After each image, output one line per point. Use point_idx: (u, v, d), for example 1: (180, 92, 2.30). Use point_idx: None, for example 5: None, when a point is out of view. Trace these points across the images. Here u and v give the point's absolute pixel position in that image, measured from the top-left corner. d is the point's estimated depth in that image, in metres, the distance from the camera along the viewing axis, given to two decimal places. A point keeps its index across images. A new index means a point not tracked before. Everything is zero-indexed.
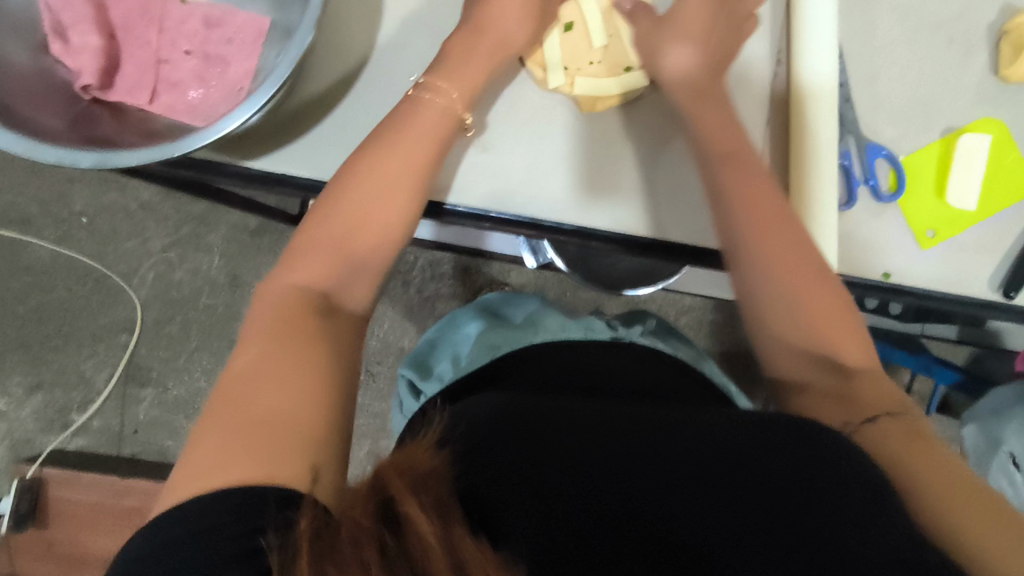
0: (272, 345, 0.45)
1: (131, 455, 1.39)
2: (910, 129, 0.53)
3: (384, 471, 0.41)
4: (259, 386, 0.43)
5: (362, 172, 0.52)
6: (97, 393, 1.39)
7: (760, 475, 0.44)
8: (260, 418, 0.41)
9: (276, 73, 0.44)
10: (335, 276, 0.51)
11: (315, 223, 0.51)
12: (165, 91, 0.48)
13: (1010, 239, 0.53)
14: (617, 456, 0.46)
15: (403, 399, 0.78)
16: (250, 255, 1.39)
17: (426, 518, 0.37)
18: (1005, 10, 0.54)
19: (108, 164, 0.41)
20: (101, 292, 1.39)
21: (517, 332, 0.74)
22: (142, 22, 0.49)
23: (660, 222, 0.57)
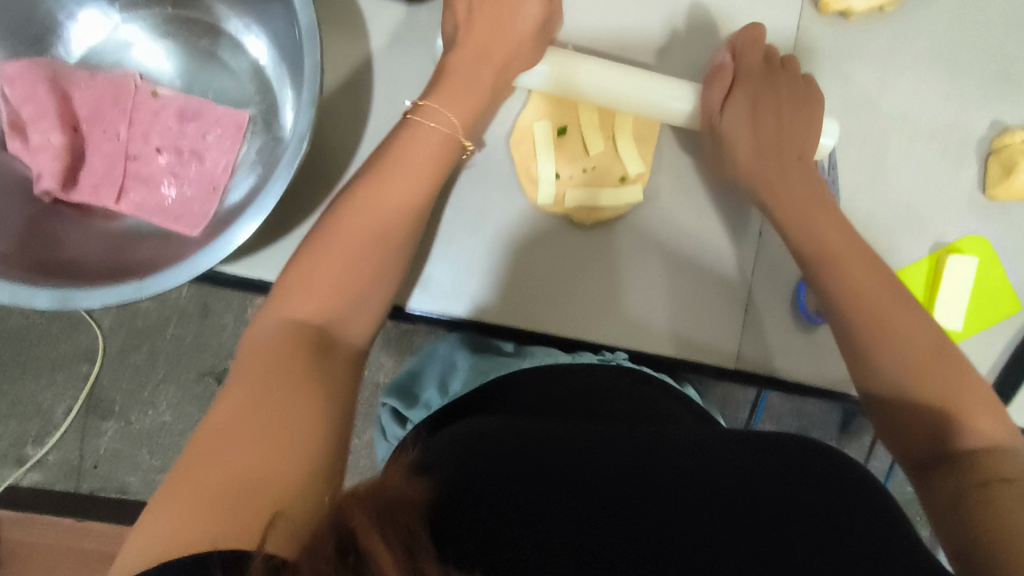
0: (250, 404, 0.43)
1: (91, 490, 1.33)
2: (901, 245, 0.60)
3: (351, 502, 0.37)
4: (244, 439, 0.41)
5: (382, 181, 0.55)
6: (55, 425, 1.33)
7: (735, 565, 0.43)
8: (231, 480, 0.39)
9: (260, 204, 0.45)
10: (332, 308, 0.51)
11: (301, 276, 0.52)
12: (134, 187, 0.52)
13: (992, 353, 0.59)
14: (605, 505, 0.46)
15: (388, 427, 0.74)
16: (220, 284, 1.34)
17: (393, 558, 0.34)
18: (995, 125, 0.62)
19: (70, 303, 0.42)
20: (61, 319, 1.33)
21: (504, 361, 0.69)
22: (111, 113, 0.53)
23: (639, 333, 0.63)
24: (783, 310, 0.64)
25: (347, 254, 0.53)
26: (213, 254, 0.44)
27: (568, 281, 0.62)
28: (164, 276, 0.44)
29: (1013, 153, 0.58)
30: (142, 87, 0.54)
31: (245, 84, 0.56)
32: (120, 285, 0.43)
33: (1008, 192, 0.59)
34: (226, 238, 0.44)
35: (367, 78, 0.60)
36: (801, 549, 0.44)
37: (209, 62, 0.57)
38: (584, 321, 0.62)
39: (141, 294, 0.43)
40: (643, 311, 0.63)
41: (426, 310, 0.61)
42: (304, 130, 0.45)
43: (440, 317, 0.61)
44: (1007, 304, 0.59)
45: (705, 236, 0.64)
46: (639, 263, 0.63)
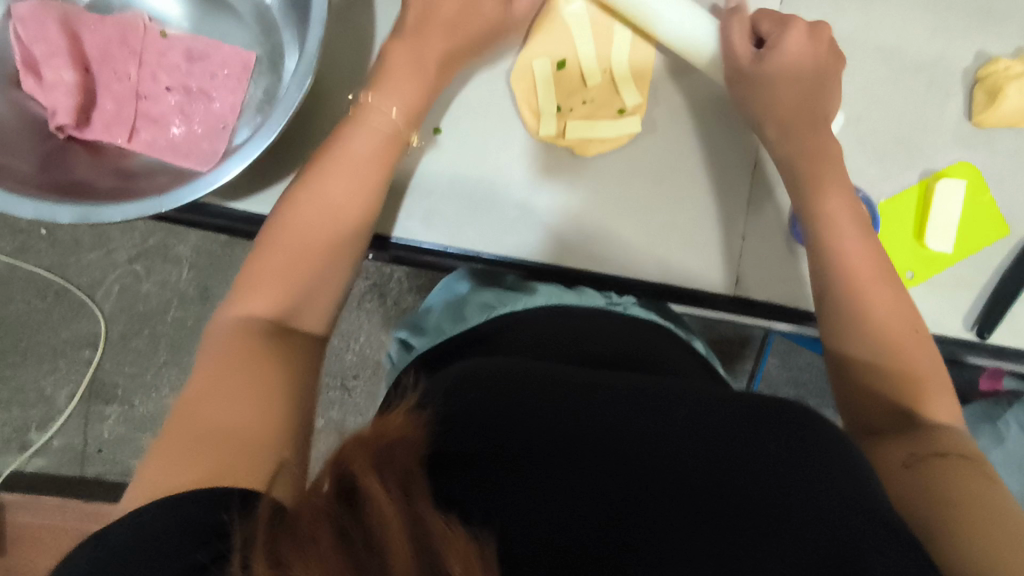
0: (218, 372, 0.47)
1: (96, 475, 1.34)
2: (890, 175, 0.62)
3: (350, 451, 0.40)
4: (215, 404, 0.45)
5: (352, 129, 0.58)
6: (59, 410, 1.33)
7: (718, 483, 0.45)
8: (199, 436, 0.43)
9: (268, 128, 0.47)
10: (326, 240, 0.56)
11: (269, 237, 0.54)
12: (146, 126, 0.55)
13: (981, 279, 0.61)
14: (589, 437, 0.47)
15: (393, 356, 0.73)
16: (219, 266, 1.35)
17: (387, 497, 0.37)
18: (980, 56, 0.63)
19: (92, 217, 0.46)
20: (62, 305, 1.34)
21: (513, 293, 0.66)
22: (120, 54, 0.55)
23: (640, 264, 0.65)
24: (778, 244, 0.66)
25: (296, 250, 0.54)
26: (219, 174, 0.47)
27: (566, 214, 0.64)
28: (179, 193, 0.47)
29: (998, 80, 0.60)
30: (151, 28, 0.56)
31: (250, 27, 0.58)
32: (132, 202, 0.46)
33: (995, 118, 0.61)
34: (237, 159, 0.47)
35: (367, 29, 0.61)
36: (786, 468, 0.45)
37: (213, 9, 0.59)
38: (586, 254, 0.64)
39: (161, 211, 0.47)
40: (640, 240, 0.65)
41: (430, 243, 0.63)
42: (313, 52, 0.48)
43: (448, 250, 0.63)
44: (997, 229, 0.61)
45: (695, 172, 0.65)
46: (636, 198, 0.65)
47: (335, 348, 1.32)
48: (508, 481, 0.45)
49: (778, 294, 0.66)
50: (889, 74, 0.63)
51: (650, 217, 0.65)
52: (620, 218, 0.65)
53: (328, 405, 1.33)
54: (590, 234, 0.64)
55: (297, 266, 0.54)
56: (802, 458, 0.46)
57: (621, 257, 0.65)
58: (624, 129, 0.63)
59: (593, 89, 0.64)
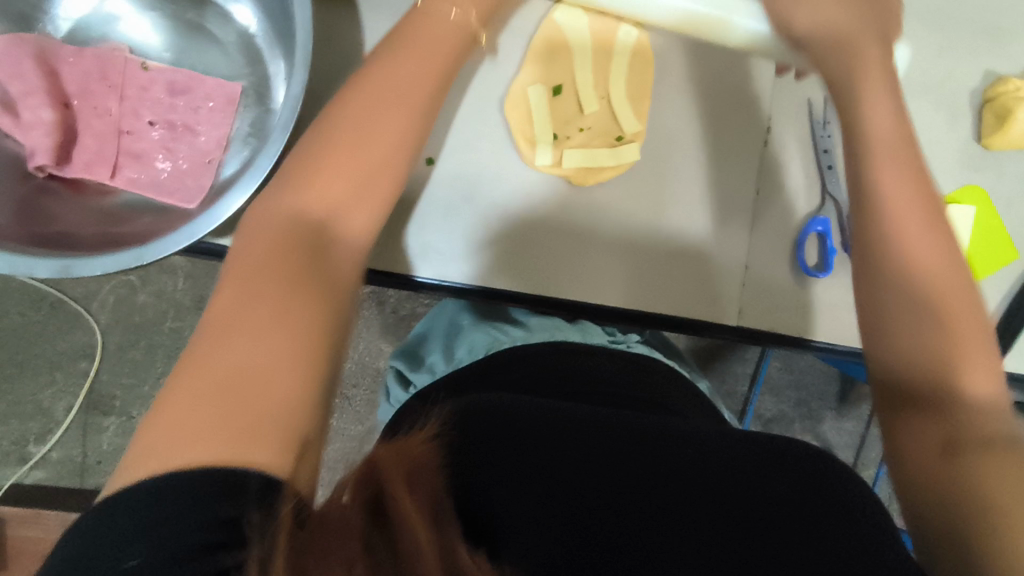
0: (244, 300, 0.41)
1: (97, 485, 1.33)
2: None
3: (381, 463, 0.40)
4: (247, 342, 0.40)
5: (392, 56, 0.53)
6: (56, 423, 1.32)
7: (730, 513, 0.47)
8: (221, 386, 0.37)
9: (257, 167, 0.48)
10: (357, 189, 0.49)
11: (296, 170, 0.47)
12: (128, 163, 0.54)
13: (989, 305, 0.60)
14: (610, 463, 0.48)
15: (390, 388, 0.75)
16: (215, 276, 1.34)
17: (421, 526, 0.37)
18: (988, 75, 0.62)
19: (73, 269, 0.45)
20: (57, 317, 1.33)
21: (502, 330, 0.72)
22: (100, 89, 0.55)
23: (638, 296, 0.63)
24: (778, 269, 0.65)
25: (353, 157, 0.49)
26: (207, 222, 0.47)
27: (563, 243, 0.63)
28: (160, 244, 0.46)
29: (1008, 101, 0.59)
30: (132, 63, 0.56)
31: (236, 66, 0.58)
32: (115, 253, 0.46)
33: (1004, 140, 0.59)
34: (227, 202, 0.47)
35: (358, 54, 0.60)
36: (790, 499, 0.48)
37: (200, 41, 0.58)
38: (585, 287, 0.63)
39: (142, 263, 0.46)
40: (637, 273, 0.63)
41: (422, 276, 0.61)
42: (298, 91, 0.47)
43: (434, 283, 0.61)
44: (1006, 254, 0.60)
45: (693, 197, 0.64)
46: (631, 228, 0.63)
47: None
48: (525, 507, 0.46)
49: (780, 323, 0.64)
50: (893, 95, 0.61)
51: (650, 246, 0.64)
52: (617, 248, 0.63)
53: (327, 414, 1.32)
54: (586, 267, 0.63)
55: (372, 174, 0.50)
56: (810, 493, 0.48)
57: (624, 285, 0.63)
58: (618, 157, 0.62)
59: (589, 117, 0.64)
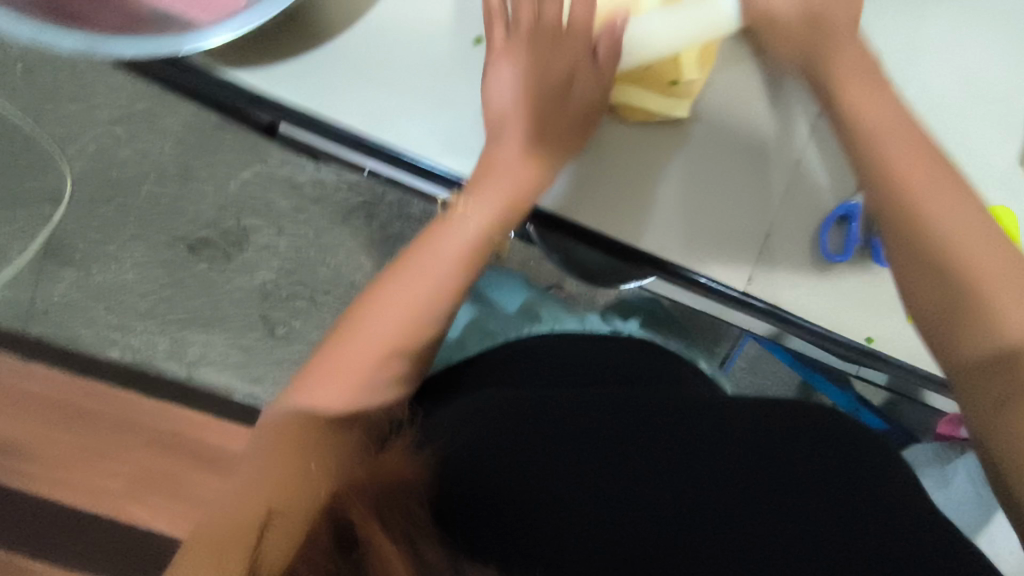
0: (287, 452, 0.50)
1: (40, 335, 1.26)
2: None
3: (344, 492, 0.43)
4: (254, 478, 0.49)
5: (409, 265, 0.57)
6: (9, 262, 1.26)
7: (760, 480, 0.53)
8: (243, 525, 0.46)
9: None
10: (358, 394, 0.53)
11: (324, 382, 0.53)
12: None
13: None
14: (615, 481, 0.52)
15: None
16: (207, 148, 1.29)
17: (394, 545, 0.39)
18: None
19: (96, 50, 0.43)
20: (30, 153, 1.26)
21: (515, 325, 0.76)
22: None
23: (711, 258, 0.54)
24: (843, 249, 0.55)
25: (376, 331, 0.55)
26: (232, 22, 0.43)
27: (602, 180, 0.54)
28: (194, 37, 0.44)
29: None
30: None
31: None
32: (147, 40, 0.44)
33: None
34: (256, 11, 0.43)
35: None
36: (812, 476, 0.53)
37: None
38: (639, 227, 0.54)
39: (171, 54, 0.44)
40: (731, 231, 0.54)
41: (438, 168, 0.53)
42: None
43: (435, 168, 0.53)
44: None
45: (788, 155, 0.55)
46: (712, 170, 0.54)
47: (311, 260, 1.31)
48: (555, 520, 0.49)
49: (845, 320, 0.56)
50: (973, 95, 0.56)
51: (718, 208, 0.55)
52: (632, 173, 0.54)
53: (293, 315, 1.31)
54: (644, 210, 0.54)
55: (365, 352, 0.54)
56: (827, 478, 0.53)
57: (676, 244, 0.54)
58: (666, 112, 0.52)
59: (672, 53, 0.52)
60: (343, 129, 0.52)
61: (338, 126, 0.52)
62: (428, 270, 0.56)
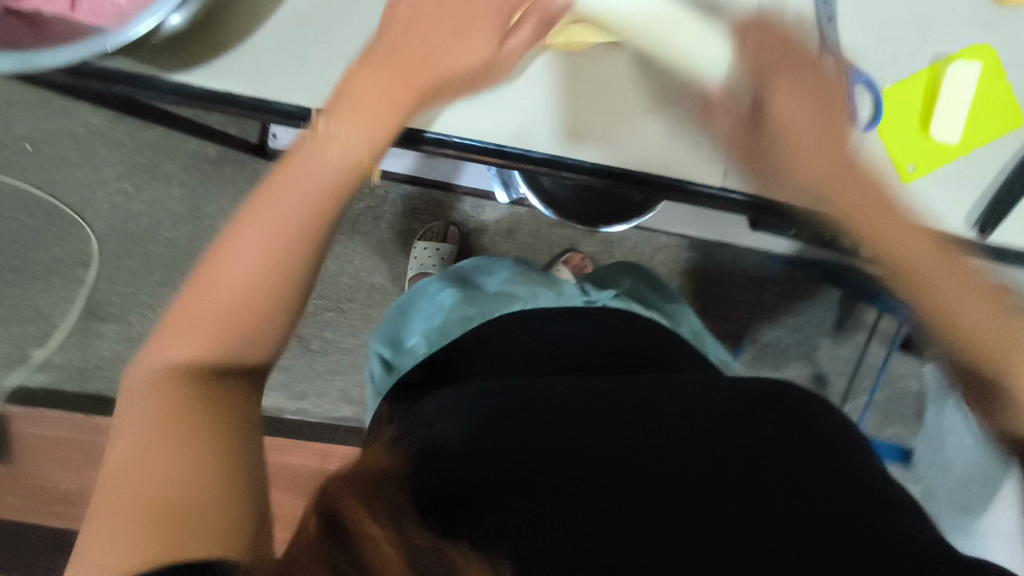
0: (169, 430, 0.40)
1: (98, 390, 1.34)
2: (898, 57, 0.48)
3: (334, 487, 0.38)
4: (161, 472, 0.39)
5: (293, 162, 0.45)
6: (56, 328, 1.34)
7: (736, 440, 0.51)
8: (147, 499, 0.38)
9: None
10: (240, 332, 0.44)
11: (202, 288, 0.44)
12: None
13: (989, 176, 0.49)
14: (604, 447, 0.50)
15: (372, 374, 0.72)
16: (209, 185, 1.33)
17: (387, 537, 0.36)
18: None
19: (33, 65, 0.39)
20: (53, 223, 1.32)
21: (494, 300, 0.72)
22: None
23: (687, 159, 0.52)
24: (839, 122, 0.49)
25: (248, 246, 0.44)
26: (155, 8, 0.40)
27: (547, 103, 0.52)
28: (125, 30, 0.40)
29: None
30: None
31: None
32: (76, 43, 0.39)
33: None
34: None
35: None
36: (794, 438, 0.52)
37: None
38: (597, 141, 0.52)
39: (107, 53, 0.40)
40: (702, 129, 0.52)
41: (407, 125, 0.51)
42: None
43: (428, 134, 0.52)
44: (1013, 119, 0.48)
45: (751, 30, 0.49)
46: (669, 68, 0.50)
47: (329, 272, 1.30)
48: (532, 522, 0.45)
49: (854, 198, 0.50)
50: None
51: (687, 107, 0.51)
52: (581, 99, 0.52)
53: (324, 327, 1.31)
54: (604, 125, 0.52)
55: (280, 238, 0.44)
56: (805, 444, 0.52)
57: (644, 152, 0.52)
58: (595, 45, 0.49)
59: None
60: (293, 107, 0.51)
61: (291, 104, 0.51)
62: (298, 179, 0.45)
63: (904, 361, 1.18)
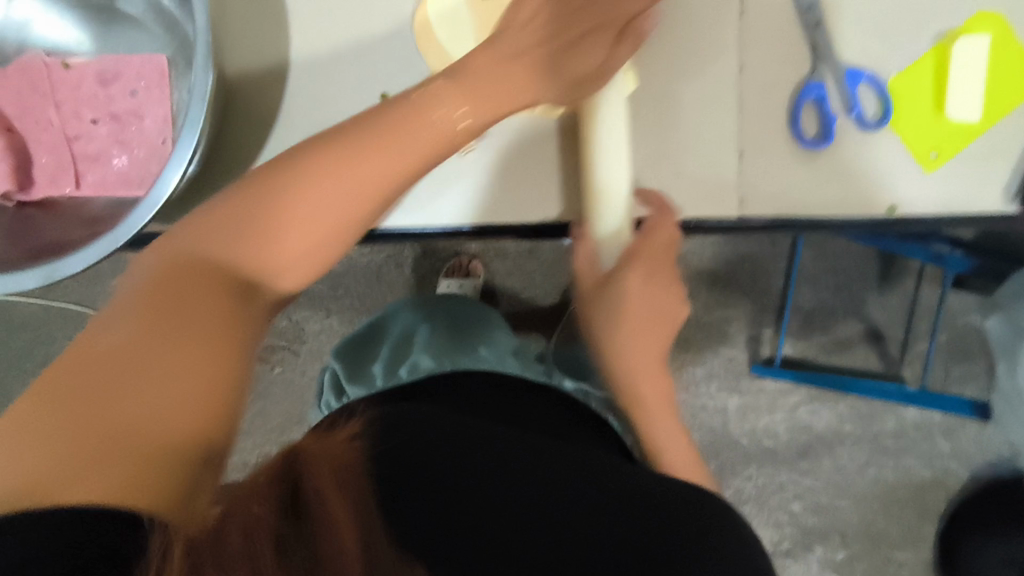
0: (158, 323, 0.33)
1: None
2: (901, 42, 0.46)
3: (306, 454, 0.29)
4: (143, 356, 0.32)
5: (353, 135, 0.39)
6: None
7: (715, 531, 0.35)
8: (127, 428, 0.30)
9: (191, 119, 0.38)
10: (322, 246, 0.39)
11: (227, 213, 0.38)
12: (89, 168, 0.44)
13: (1018, 146, 0.46)
14: (578, 495, 0.36)
15: (325, 397, 0.62)
16: None
17: (350, 539, 0.27)
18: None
19: (57, 275, 0.38)
20: None
21: (459, 357, 0.56)
22: (35, 102, 0.44)
23: (713, 195, 0.47)
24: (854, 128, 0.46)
25: (372, 156, 0.39)
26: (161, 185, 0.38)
27: (522, 172, 0.48)
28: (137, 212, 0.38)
29: None
30: (51, 62, 0.44)
31: (152, 29, 0.45)
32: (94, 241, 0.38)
33: None
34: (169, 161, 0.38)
35: None
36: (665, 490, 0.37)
37: (110, 14, 0.46)
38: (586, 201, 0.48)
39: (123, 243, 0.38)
40: (725, 157, 0.47)
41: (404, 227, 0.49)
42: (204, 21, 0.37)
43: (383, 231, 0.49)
44: None
45: (756, 51, 0.46)
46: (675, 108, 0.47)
47: None
48: (452, 502, 0.36)
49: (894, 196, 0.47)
50: None
51: (701, 140, 0.47)
52: (515, 172, 0.48)
53: None
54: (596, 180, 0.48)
55: (352, 203, 0.39)
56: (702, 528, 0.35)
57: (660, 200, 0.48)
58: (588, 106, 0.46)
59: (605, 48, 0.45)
60: None
61: None
62: (386, 142, 0.39)
63: (961, 297, 1.08)
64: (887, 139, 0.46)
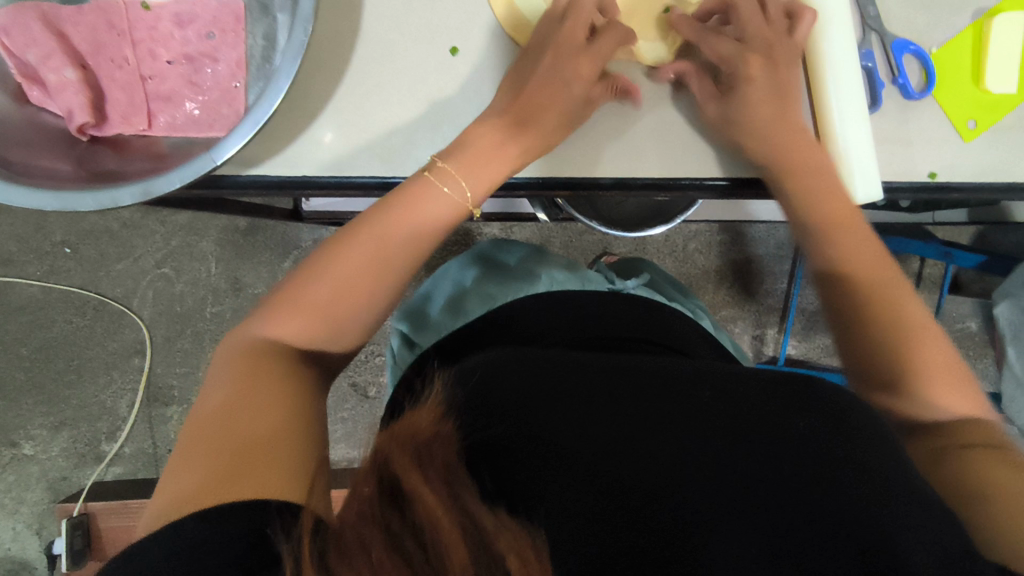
0: (264, 375, 0.38)
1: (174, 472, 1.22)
2: (939, 19, 0.49)
3: (386, 444, 0.33)
4: (235, 405, 0.36)
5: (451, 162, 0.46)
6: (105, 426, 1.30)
7: (785, 425, 0.38)
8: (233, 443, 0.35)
9: (291, 50, 0.39)
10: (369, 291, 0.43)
11: (340, 244, 0.44)
12: (161, 109, 0.44)
13: None
14: (653, 409, 0.39)
15: (394, 352, 0.62)
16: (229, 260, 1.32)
17: (436, 496, 0.30)
18: None
19: (153, 192, 0.39)
20: None
21: (514, 286, 0.59)
22: (111, 40, 0.45)
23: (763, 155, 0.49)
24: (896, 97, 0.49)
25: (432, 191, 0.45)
26: (262, 108, 0.39)
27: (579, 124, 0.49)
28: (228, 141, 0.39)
29: None
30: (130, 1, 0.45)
31: None
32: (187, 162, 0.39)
33: None
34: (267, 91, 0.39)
35: None
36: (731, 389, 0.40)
37: None
38: (642, 156, 0.49)
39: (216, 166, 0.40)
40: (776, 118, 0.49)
41: None
42: None
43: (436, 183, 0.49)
44: None
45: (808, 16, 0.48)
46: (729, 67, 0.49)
47: None
48: (572, 419, 0.38)
49: (933, 163, 0.49)
50: None
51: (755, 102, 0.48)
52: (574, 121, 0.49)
53: None
54: (650, 137, 0.49)
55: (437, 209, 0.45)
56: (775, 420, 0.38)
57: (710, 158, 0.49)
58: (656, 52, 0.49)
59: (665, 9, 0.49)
60: (366, 177, 0.48)
61: (358, 178, 0.48)
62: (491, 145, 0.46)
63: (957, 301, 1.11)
64: (928, 106, 0.49)
